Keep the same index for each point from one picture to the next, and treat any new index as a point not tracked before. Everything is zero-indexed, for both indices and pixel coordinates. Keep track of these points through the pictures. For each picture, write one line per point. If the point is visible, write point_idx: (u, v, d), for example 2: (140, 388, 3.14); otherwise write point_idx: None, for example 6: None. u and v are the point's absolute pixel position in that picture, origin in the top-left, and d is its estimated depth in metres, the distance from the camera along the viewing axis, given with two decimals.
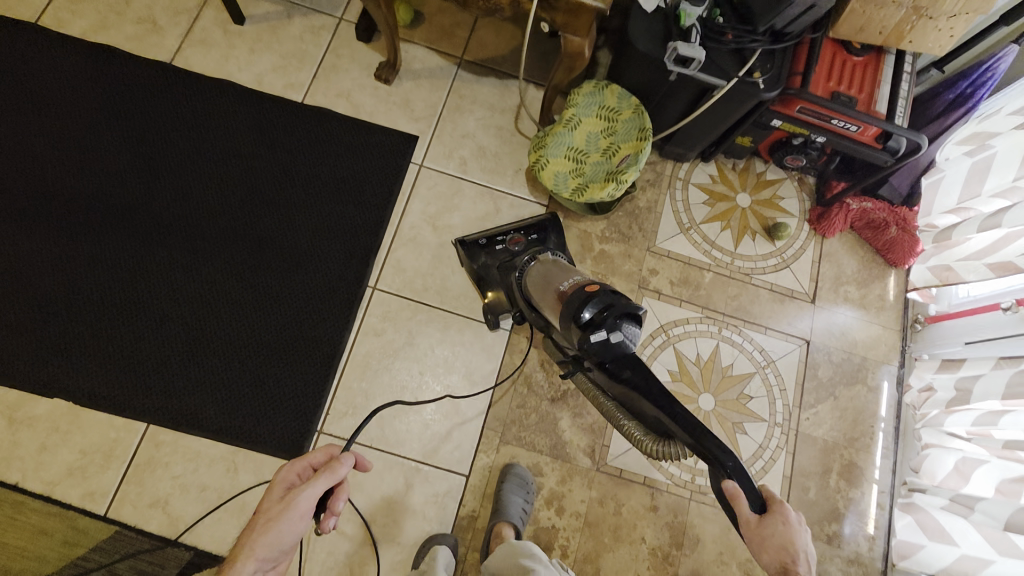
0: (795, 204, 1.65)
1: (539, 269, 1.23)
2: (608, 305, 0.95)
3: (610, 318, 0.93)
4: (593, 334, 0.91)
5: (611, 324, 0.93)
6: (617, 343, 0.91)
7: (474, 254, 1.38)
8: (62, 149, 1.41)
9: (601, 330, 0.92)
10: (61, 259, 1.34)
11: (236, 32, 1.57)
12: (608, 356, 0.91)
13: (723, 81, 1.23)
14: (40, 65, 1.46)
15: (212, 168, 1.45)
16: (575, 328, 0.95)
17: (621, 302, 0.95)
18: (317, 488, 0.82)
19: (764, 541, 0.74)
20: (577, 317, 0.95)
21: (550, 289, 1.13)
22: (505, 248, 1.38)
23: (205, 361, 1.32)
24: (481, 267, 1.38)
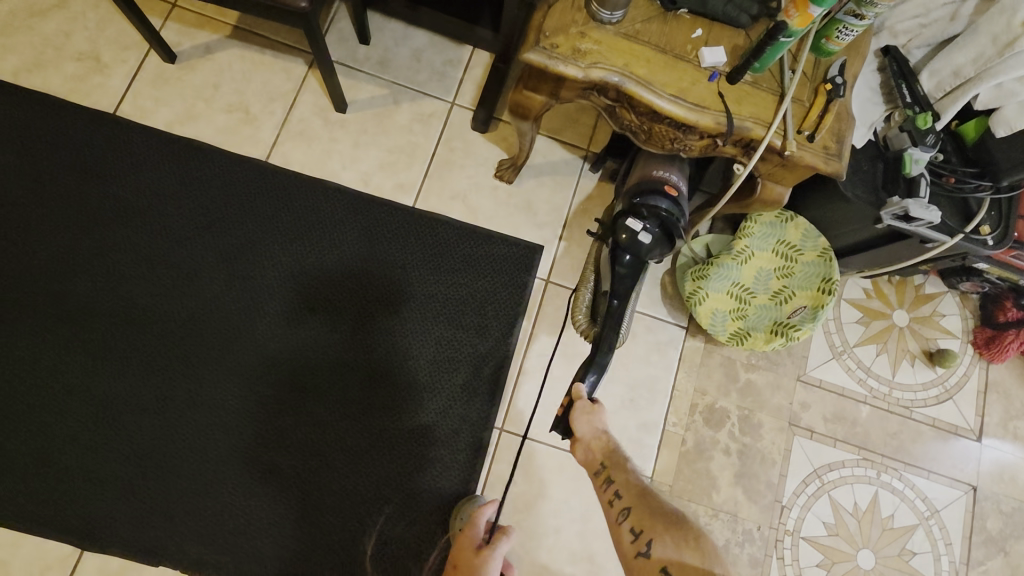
0: (956, 322, 1.48)
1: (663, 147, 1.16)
2: (666, 212, 1.05)
3: (655, 219, 1.05)
4: (634, 219, 1.04)
5: (650, 225, 1.04)
6: (640, 241, 1.04)
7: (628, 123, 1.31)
8: (152, 269, 1.25)
9: (640, 221, 1.04)
10: (158, 403, 1.20)
11: (337, 121, 1.38)
12: (629, 242, 1.05)
13: (949, 239, 1.02)
14: (124, 166, 1.29)
15: (319, 288, 1.29)
16: (628, 207, 1.06)
17: (674, 219, 1.05)
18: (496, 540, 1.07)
19: (588, 418, 0.96)
20: (640, 198, 1.06)
21: (648, 165, 1.13)
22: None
23: (320, 520, 1.19)
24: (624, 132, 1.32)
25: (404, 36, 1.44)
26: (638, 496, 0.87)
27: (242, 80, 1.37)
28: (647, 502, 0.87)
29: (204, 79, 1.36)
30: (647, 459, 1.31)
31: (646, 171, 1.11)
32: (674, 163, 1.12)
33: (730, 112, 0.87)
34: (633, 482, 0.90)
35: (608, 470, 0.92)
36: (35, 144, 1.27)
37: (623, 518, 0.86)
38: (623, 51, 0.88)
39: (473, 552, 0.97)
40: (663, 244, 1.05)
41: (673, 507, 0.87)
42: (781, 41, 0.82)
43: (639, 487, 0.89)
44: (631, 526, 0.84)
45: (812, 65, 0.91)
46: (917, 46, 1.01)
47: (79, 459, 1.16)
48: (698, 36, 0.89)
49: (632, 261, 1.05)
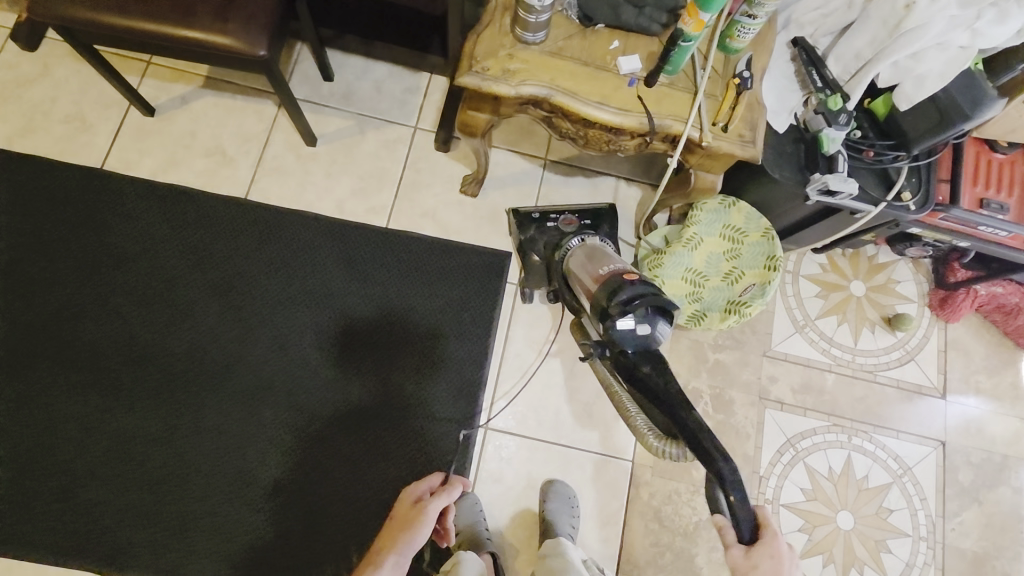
0: (912, 287, 1.55)
1: (582, 247, 1.19)
2: (642, 293, 0.93)
3: (639, 305, 0.91)
4: (620, 317, 0.90)
5: (641, 312, 0.90)
6: (640, 334, 0.90)
7: (525, 226, 1.39)
8: (148, 308, 1.34)
9: (629, 315, 0.90)
10: (164, 433, 1.27)
11: (309, 154, 1.48)
12: (631, 341, 0.89)
13: (872, 208, 1.12)
14: (115, 215, 1.38)
15: (306, 312, 1.37)
16: (605, 312, 0.93)
17: (657, 294, 0.92)
18: (439, 501, 1.04)
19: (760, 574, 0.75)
20: (610, 298, 0.94)
21: (587, 269, 1.09)
22: (555, 227, 1.38)
23: (325, 530, 1.26)
24: (527, 239, 1.38)
25: (364, 71, 1.54)
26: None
27: (217, 125, 1.47)
28: None
29: (182, 127, 1.46)
30: (628, 443, 1.38)
31: (592, 278, 1.05)
32: (606, 259, 1.10)
33: (650, 113, 0.97)
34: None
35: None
36: (32, 203, 1.37)
37: None
38: (549, 67, 0.97)
39: (409, 505, 1.07)
40: (662, 322, 0.91)
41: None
42: (683, 45, 0.91)
43: None
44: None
45: (722, 62, 1.00)
46: (822, 35, 1.11)
47: (95, 491, 1.23)
48: (615, 47, 0.99)
49: (652, 362, 0.87)
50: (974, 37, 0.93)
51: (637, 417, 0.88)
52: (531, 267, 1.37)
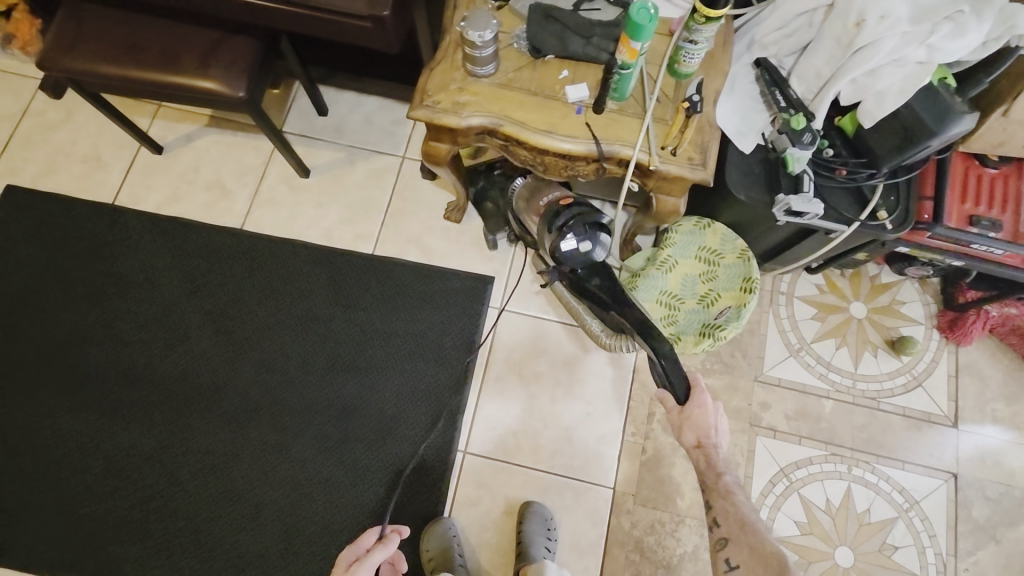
0: (918, 309, 1.47)
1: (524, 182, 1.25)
2: (579, 214, 1.06)
3: (579, 226, 1.05)
4: (564, 242, 1.04)
5: (580, 233, 1.05)
6: (585, 251, 1.05)
7: (473, 177, 1.38)
8: (149, 333, 1.42)
9: (571, 237, 1.04)
10: (157, 451, 1.34)
11: (301, 186, 1.55)
12: (578, 260, 1.05)
13: (846, 227, 1.08)
14: (124, 246, 1.49)
15: (292, 336, 1.43)
16: (551, 237, 1.06)
17: (590, 215, 1.06)
18: (375, 556, 1.03)
19: (685, 419, 1.00)
20: (552, 224, 1.07)
21: (532, 202, 1.19)
22: (501, 171, 1.37)
23: (303, 550, 1.28)
24: (476, 192, 1.39)
25: (355, 104, 1.61)
26: (735, 525, 0.95)
27: (219, 161, 1.57)
28: (744, 532, 0.95)
29: (186, 164, 1.57)
30: (609, 470, 1.35)
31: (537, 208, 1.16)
32: (546, 185, 1.20)
33: (598, 139, 0.98)
34: (728, 508, 0.97)
35: (708, 495, 0.99)
36: (51, 236, 1.49)
37: (721, 546, 0.96)
38: (497, 98, 1.00)
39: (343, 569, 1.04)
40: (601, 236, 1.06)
41: (769, 538, 0.93)
42: (624, 72, 0.93)
43: (737, 523, 0.95)
44: (726, 558, 0.94)
45: (674, 87, 1.00)
46: (785, 55, 1.10)
47: (92, 507, 1.30)
48: (564, 76, 1.01)
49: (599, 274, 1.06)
50: (931, 52, 0.94)
51: (588, 321, 1.23)
52: (489, 212, 1.40)
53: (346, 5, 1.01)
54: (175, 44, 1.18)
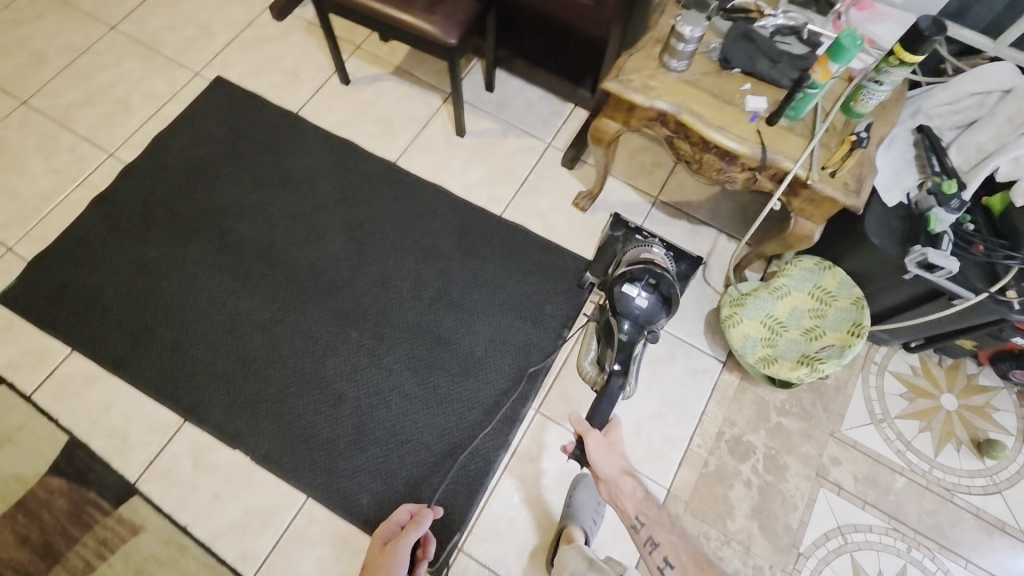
0: (1012, 419, 1.45)
1: (639, 236, 1.39)
2: (658, 276, 1.25)
3: (648, 285, 1.25)
4: (629, 287, 1.25)
5: (646, 291, 1.25)
6: (640, 306, 1.25)
7: (615, 227, 1.43)
8: (295, 223, 1.59)
9: (636, 288, 1.25)
10: (270, 322, 1.48)
11: (456, 142, 1.73)
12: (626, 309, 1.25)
13: (972, 294, 1.11)
14: (295, 148, 1.69)
15: (412, 263, 1.55)
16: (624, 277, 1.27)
17: (667, 282, 1.25)
18: (409, 539, 1.13)
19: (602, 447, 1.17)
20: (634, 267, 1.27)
21: (633, 246, 1.35)
22: (642, 237, 1.39)
23: (368, 448, 1.36)
24: (610, 237, 1.42)
25: (521, 90, 1.79)
26: (691, 560, 1.05)
27: (393, 103, 1.77)
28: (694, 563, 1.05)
29: (365, 98, 1.78)
30: (668, 471, 1.38)
31: (629, 256, 1.33)
32: (653, 244, 1.36)
33: (764, 146, 1.08)
34: (676, 543, 1.07)
35: (651, 529, 1.09)
36: (240, 124, 1.72)
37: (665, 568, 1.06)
38: (682, 90, 1.13)
39: (379, 548, 1.17)
40: (660, 305, 1.24)
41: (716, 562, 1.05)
42: (809, 92, 1.04)
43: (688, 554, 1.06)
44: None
45: (843, 122, 1.10)
46: (948, 129, 1.19)
47: (202, 351, 1.44)
48: (745, 88, 1.13)
49: (634, 329, 1.25)
50: None
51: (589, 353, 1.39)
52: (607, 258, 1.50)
53: None
54: None
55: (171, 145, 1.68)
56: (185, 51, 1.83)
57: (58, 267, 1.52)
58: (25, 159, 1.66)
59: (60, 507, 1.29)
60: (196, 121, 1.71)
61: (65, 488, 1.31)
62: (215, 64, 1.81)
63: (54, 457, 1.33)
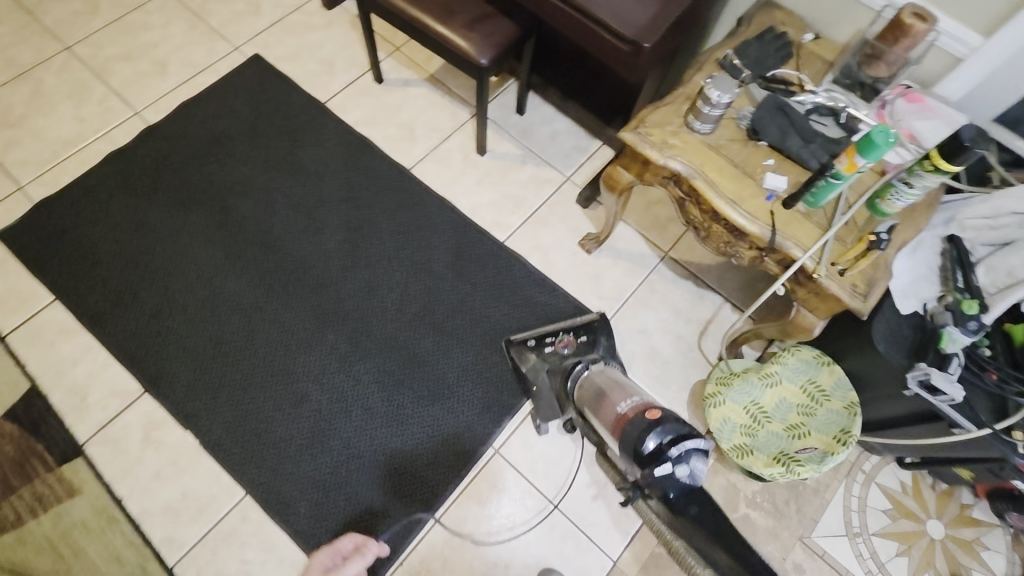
0: (1001, 563, 1.33)
1: (585, 382, 1.19)
2: (674, 431, 0.90)
3: (676, 447, 0.87)
4: (657, 468, 0.86)
5: (679, 455, 0.86)
6: (683, 476, 0.85)
7: (518, 352, 1.35)
8: (297, 213, 1.58)
9: (666, 463, 0.86)
10: (250, 308, 1.46)
11: (473, 161, 1.70)
12: (672, 488, 0.84)
13: (976, 428, 1.02)
14: (313, 139, 1.69)
15: (403, 275, 1.52)
16: (639, 461, 0.89)
17: (685, 430, 0.90)
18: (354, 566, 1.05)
19: None
20: (640, 445, 0.90)
21: (591, 404, 1.13)
22: (551, 349, 1.32)
23: (318, 456, 1.32)
24: (527, 370, 1.32)
25: (549, 120, 1.76)
26: None
27: (419, 111, 1.76)
28: None
29: (393, 101, 1.77)
30: (619, 543, 1.31)
31: (610, 412, 1.06)
32: (610, 395, 1.11)
33: (775, 229, 1.02)
34: None
35: None
36: (265, 106, 1.73)
37: None
38: (701, 153, 1.08)
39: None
40: (700, 457, 0.87)
41: None
42: (831, 181, 0.97)
43: None
44: None
45: (865, 218, 1.03)
46: (982, 244, 1.08)
47: (177, 323, 1.43)
48: (769, 164, 1.07)
49: (700, 505, 0.81)
50: None
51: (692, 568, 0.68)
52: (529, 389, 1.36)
53: (618, 25, 1.15)
54: (456, 3, 1.38)
55: (195, 114, 1.70)
56: (230, 25, 1.85)
57: (60, 214, 1.54)
58: (55, 103, 1.70)
59: (5, 454, 1.28)
60: (224, 95, 1.74)
61: (15, 435, 1.30)
62: (255, 42, 1.84)
63: (12, 402, 1.33)
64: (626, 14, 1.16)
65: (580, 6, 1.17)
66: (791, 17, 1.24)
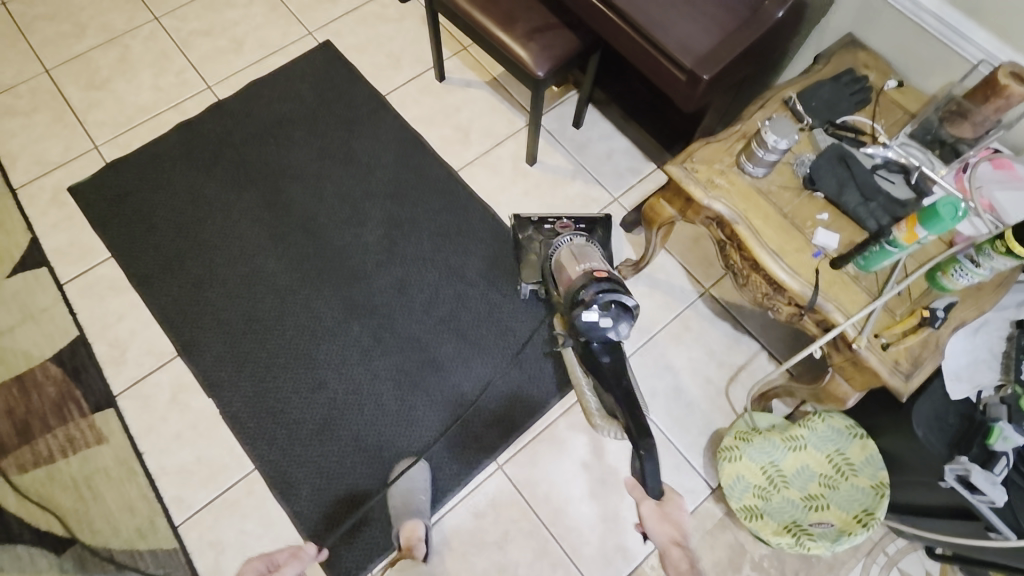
0: None
1: (565, 244, 1.33)
2: (608, 291, 1.14)
3: (605, 303, 1.14)
4: (585, 313, 1.13)
5: (603, 310, 1.14)
6: (603, 327, 1.15)
7: (523, 227, 1.46)
8: (343, 203, 1.63)
9: (594, 312, 1.13)
10: (285, 289, 1.51)
11: (522, 170, 1.70)
12: (592, 333, 1.14)
13: (1016, 537, 0.91)
14: (369, 131, 1.73)
15: (434, 276, 1.54)
16: (574, 308, 1.16)
17: (617, 290, 1.15)
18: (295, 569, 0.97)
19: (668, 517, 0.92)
20: (578, 295, 1.15)
21: (563, 263, 1.27)
22: (551, 228, 1.45)
23: (325, 443, 1.35)
24: (524, 239, 1.44)
25: (606, 137, 1.73)
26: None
27: (476, 114, 1.77)
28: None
29: (452, 101, 1.79)
30: None
31: (568, 272, 1.24)
32: (580, 256, 1.27)
33: (817, 289, 0.95)
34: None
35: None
36: (328, 94, 1.78)
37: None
38: (747, 198, 1.02)
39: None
40: (622, 318, 1.15)
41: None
42: (886, 249, 0.90)
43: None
44: None
45: (921, 291, 0.95)
46: None
47: (215, 295, 1.49)
48: (822, 218, 1.01)
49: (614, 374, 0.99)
50: None
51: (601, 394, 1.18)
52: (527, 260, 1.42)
53: (678, 52, 1.10)
54: (520, 11, 1.36)
55: (262, 95, 1.77)
56: (307, 10, 1.91)
57: (127, 176, 1.64)
58: (139, 71, 1.80)
59: (47, 395, 1.37)
60: (292, 79, 1.80)
61: (58, 378, 1.39)
62: (329, 29, 1.89)
63: (61, 346, 1.43)
64: (689, 42, 1.11)
65: (644, 28, 1.12)
66: (876, 60, 1.17)
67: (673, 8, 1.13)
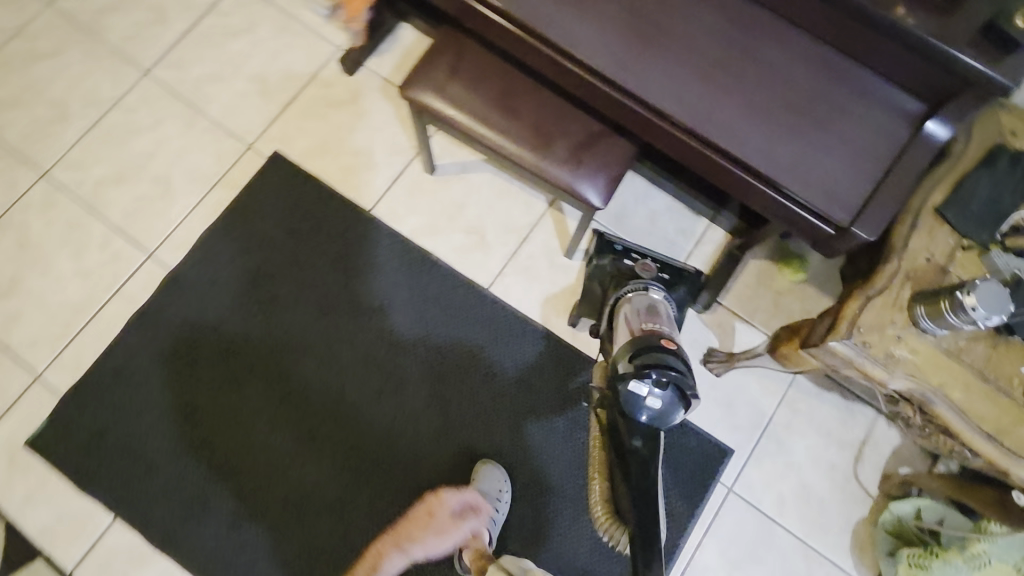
0: None
1: (649, 296, 1.18)
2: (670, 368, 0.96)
3: (663, 379, 0.95)
4: (634, 382, 0.95)
5: (657, 388, 0.95)
6: (650, 407, 0.95)
7: (601, 253, 1.35)
8: (367, 371, 1.37)
9: (644, 385, 0.95)
10: (338, 506, 1.30)
11: (562, 266, 1.46)
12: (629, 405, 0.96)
13: None
14: (369, 267, 1.44)
15: (507, 434, 1.36)
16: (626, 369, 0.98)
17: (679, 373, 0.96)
18: None
19: None
20: (635, 358, 0.98)
21: (634, 319, 1.11)
22: (631, 266, 1.32)
23: None
24: (596, 269, 1.34)
25: (645, 197, 1.51)
26: None
27: (486, 206, 1.48)
28: None
29: (453, 197, 1.49)
30: None
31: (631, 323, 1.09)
32: (656, 317, 1.12)
33: None
34: None
35: None
36: (300, 227, 1.46)
37: None
38: (941, 367, 0.84)
39: None
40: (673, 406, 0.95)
41: None
42: None
43: None
44: None
45: None
46: None
47: (260, 534, 1.28)
48: None
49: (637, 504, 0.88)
50: None
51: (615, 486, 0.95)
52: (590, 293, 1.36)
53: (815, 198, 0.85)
54: (553, 123, 1.08)
55: (222, 253, 1.43)
56: (234, 113, 1.53)
57: (93, 409, 1.33)
58: (50, 257, 1.42)
59: None
60: (248, 219, 1.46)
61: None
62: (271, 134, 1.52)
63: None
64: (830, 184, 0.85)
65: (765, 176, 0.86)
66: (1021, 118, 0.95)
67: (807, 143, 0.85)
